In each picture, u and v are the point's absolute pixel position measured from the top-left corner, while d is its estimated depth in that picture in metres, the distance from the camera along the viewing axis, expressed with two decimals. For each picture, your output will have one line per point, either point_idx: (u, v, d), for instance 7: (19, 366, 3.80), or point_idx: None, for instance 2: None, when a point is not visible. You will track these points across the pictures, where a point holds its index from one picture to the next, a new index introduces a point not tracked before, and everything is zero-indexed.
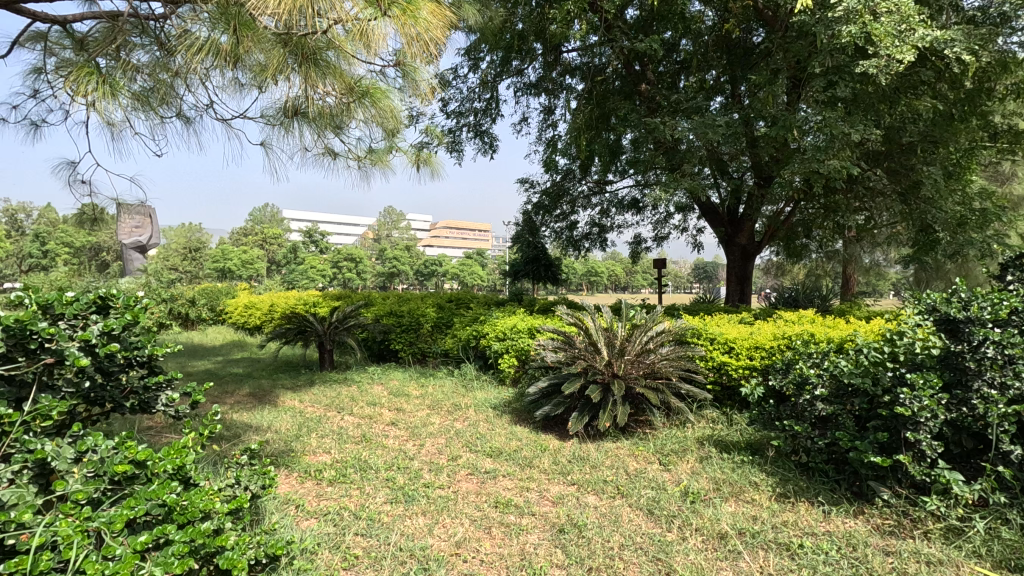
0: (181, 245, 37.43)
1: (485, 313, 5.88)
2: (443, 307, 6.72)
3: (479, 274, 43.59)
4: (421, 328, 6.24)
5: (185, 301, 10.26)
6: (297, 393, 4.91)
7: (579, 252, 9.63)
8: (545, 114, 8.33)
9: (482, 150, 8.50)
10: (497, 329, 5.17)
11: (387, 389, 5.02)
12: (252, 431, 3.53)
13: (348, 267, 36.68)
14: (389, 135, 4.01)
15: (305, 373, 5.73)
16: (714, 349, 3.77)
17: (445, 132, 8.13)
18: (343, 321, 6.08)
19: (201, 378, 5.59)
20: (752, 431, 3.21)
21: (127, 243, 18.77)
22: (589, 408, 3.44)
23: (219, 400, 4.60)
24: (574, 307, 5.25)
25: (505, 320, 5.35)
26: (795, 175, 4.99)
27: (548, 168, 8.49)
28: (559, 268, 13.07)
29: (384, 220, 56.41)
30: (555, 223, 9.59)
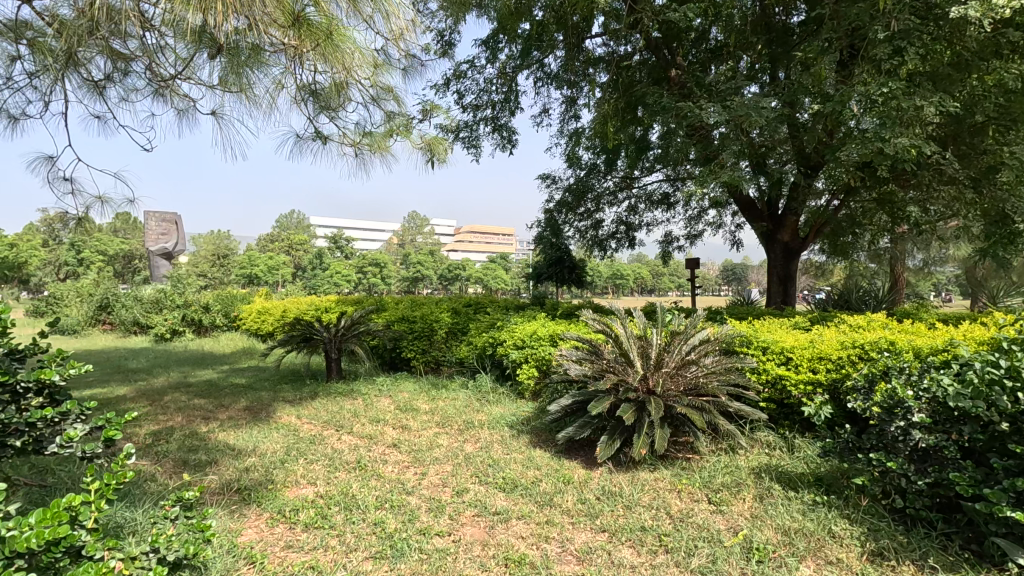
0: (209, 252, 37.96)
1: (503, 319, 5.40)
2: (458, 312, 6.26)
3: (503, 279, 43.15)
4: (434, 335, 5.79)
5: (198, 307, 10.03)
6: (296, 408, 4.48)
7: (605, 252, 9.07)
8: (566, 105, 7.84)
9: (501, 145, 8.04)
10: (517, 335, 4.68)
11: (395, 404, 4.55)
12: (233, 456, 3.08)
13: (371, 273, 36.68)
14: (389, 117, 3.60)
15: (309, 384, 5.32)
16: (768, 361, 3.17)
17: (461, 127, 7.71)
18: (350, 327, 5.65)
19: (200, 390, 5.23)
20: (823, 463, 2.63)
21: (154, 250, 18.88)
22: (621, 431, 2.91)
23: (211, 416, 4.20)
24: (601, 312, 4.72)
25: (525, 326, 4.86)
26: (854, 159, 4.37)
27: (570, 162, 7.97)
28: (583, 271, 12.54)
29: (408, 226, 56.52)
30: (579, 222, 9.06)
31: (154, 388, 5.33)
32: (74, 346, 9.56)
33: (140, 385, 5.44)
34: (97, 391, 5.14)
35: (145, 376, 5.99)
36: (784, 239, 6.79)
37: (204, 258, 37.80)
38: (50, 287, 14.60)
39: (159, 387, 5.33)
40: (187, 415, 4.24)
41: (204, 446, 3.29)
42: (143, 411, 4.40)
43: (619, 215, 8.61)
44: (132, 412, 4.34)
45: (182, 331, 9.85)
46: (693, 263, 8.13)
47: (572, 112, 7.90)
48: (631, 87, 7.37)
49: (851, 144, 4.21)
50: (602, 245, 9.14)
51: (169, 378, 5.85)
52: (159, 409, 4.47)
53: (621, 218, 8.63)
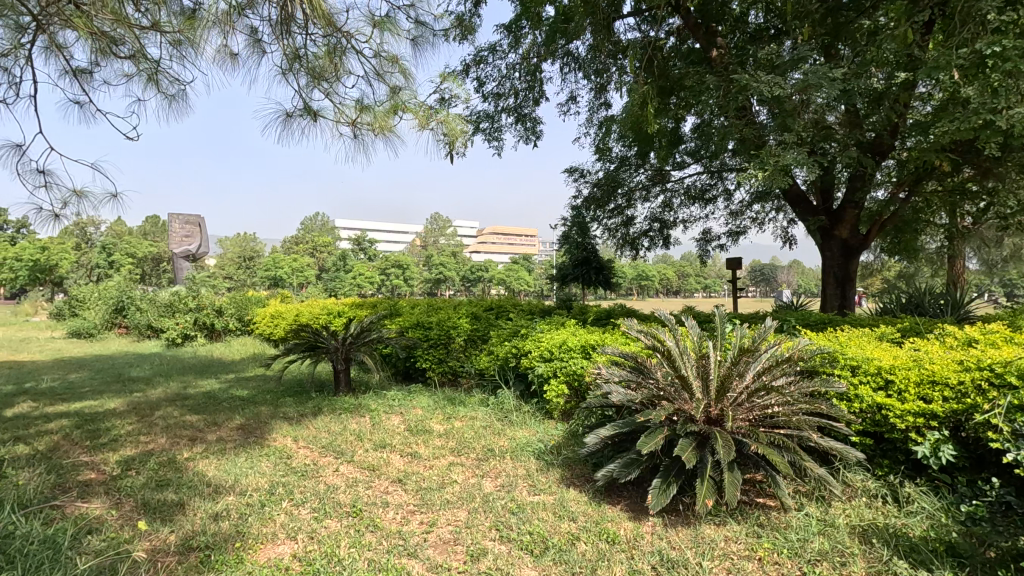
0: (235, 254, 38.28)
1: (528, 325, 4.83)
2: (478, 317, 5.72)
3: (526, 281, 42.53)
4: (452, 344, 5.25)
5: (211, 311, 9.69)
6: (296, 427, 3.97)
7: (636, 252, 8.42)
8: (595, 93, 7.26)
9: (524, 137, 7.48)
10: (545, 346, 4.12)
11: (406, 423, 4.02)
12: (206, 496, 2.57)
13: (395, 274, 36.51)
14: (394, 89, 3.08)
15: (314, 398, 4.82)
16: (861, 386, 2.52)
17: (481, 117, 7.20)
18: (360, 335, 5.13)
19: (196, 404, 4.77)
20: (958, 529, 1.98)
21: (177, 252, 18.84)
22: (677, 476, 2.31)
23: (200, 438, 3.72)
24: (640, 320, 4.12)
25: (555, 335, 4.29)
26: (948, 137, 3.65)
27: (599, 154, 7.36)
28: (611, 272, 11.90)
29: (430, 227, 56.43)
30: (609, 219, 8.42)
31: (150, 401, 4.90)
32: (85, 350, 9.30)
33: (135, 398, 5.01)
34: (86, 404, 4.72)
35: (143, 386, 5.58)
36: (842, 236, 6.03)
37: (230, 260, 38.14)
38: (73, 290, 14.57)
39: (154, 401, 4.90)
40: (173, 436, 3.76)
41: (176, 481, 2.78)
42: (127, 430, 3.94)
43: (652, 212, 7.95)
44: (115, 432, 3.88)
45: (194, 335, 9.51)
46: (734, 264, 7.45)
47: (601, 100, 7.30)
48: (667, 71, 6.70)
49: (945, 119, 3.50)
50: (633, 244, 8.50)
51: (168, 389, 5.42)
52: (146, 427, 4.01)
53: (654, 214, 7.97)
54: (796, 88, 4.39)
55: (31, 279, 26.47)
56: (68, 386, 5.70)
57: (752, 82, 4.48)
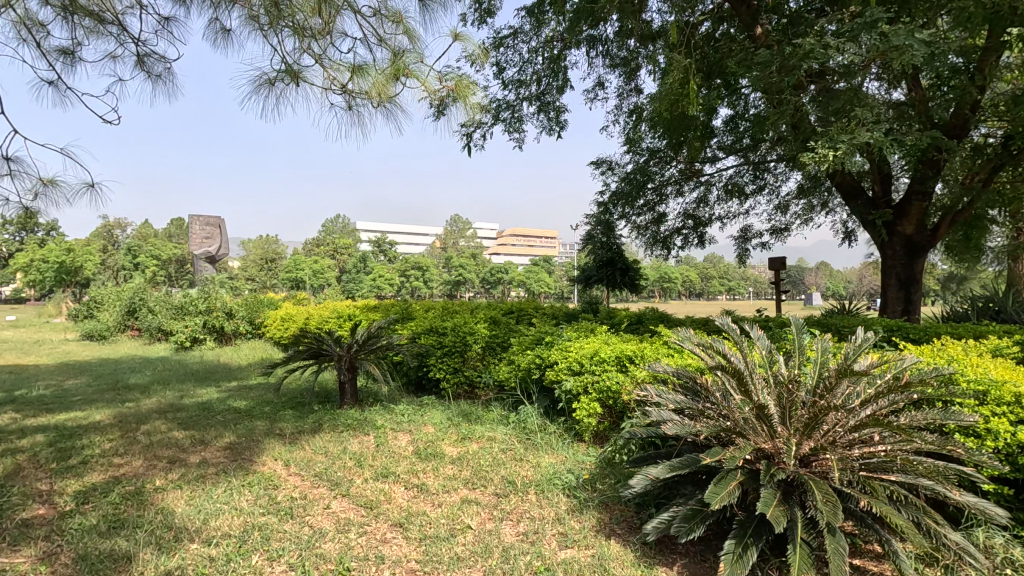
0: (257, 256, 38.47)
1: (555, 332, 4.30)
2: (497, 323, 5.22)
3: (547, 283, 41.91)
4: (468, 352, 4.75)
5: (222, 313, 9.35)
6: (291, 448, 3.50)
7: (668, 252, 7.76)
8: (625, 79, 6.71)
9: (547, 128, 6.97)
10: (577, 357, 3.58)
11: (414, 446, 3.51)
12: (162, 547, 2.09)
13: (414, 276, 36.19)
14: (396, 51, 2.61)
15: (316, 412, 4.36)
16: (999, 419, 1.91)
17: (501, 107, 6.72)
18: (367, 342, 4.65)
19: (188, 417, 4.35)
20: None
21: (199, 255, 18.72)
22: (757, 538, 1.75)
23: (180, 461, 3.26)
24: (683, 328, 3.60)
25: (588, 344, 3.76)
26: None
27: (630, 145, 6.79)
28: (638, 273, 11.32)
29: (450, 229, 56.26)
30: (637, 216, 7.82)
31: (140, 413, 4.49)
32: (95, 354, 9.04)
33: (125, 409, 4.62)
34: (69, 417, 4.33)
35: (138, 395, 5.19)
36: (907, 233, 5.37)
37: (252, 262, 38.34)
38: (91, 292, 14.50)
39: (144, 413, 4.49)
40: (152, 456, 3.32)
41: (133, 522, 2.30)
42: (104, 447, 3.52)
43: (685, 208, 7.30)
44: (90, 450, 3.45)
45: (203, 339, 9.18)
46: (777, 265, 6.79)
47: (632, 86, 6.75)
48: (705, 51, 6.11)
49: None
50: (663, 243, 7.84)
51: (162, 399, 5.02)
52: (125, 445, 3.58)
53: (687, 211, 7.31)
54: (866, 58, 3.78)
55: (58, 281, 26.81)
56: (60, 394, 5.34)
57: (813, 53, 3.88)
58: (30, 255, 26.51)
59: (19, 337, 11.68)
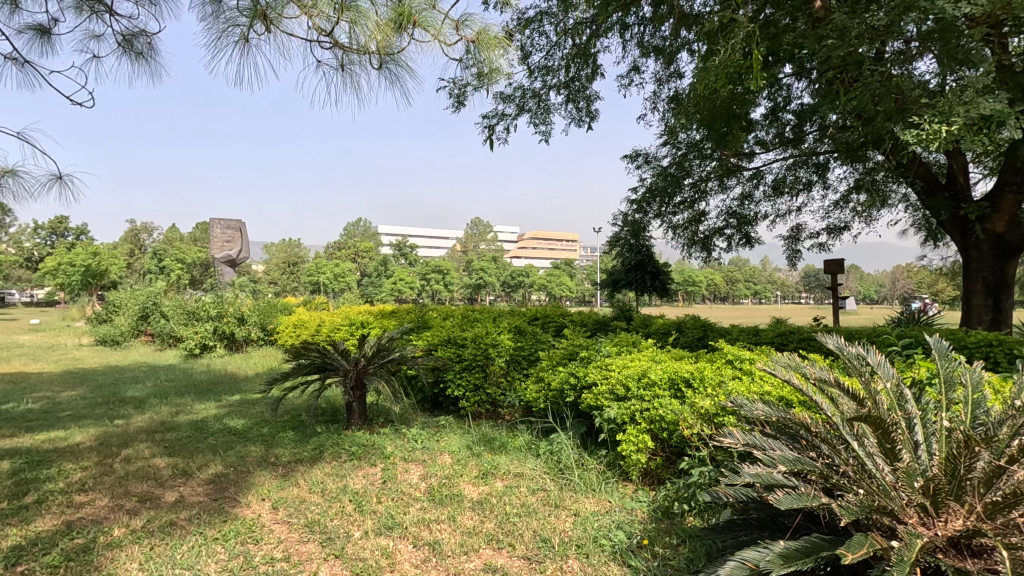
0: (279, 260, 38.55)
1: (592, 345, 3.75)
2: (523, 334, 4.67)
3: (569, 287, 41.19)
4: (491, 366, 4.22)
5: (233, 319, 8.96)
6: (284, 483, 2.98)
7: (708, 254, 6.99)
8: (664, 64, 6.12)
9: (576, 120, 6.43)
10: (623, 377, 3.02)
11: (426, 484, 2.96)
12: None
13: (434, 280, 35.77)
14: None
15: (318, 435, 3.85)
16: None
17: (528, 96, 6.19)
18: (377, 356, 4.13)
19: (176, 440, 3.88)
20: None
21: (219, 259, 18.52)
22: None
23: (152, 500, 2.76)
24: (748, 346, 3.03)
25: (633, 363, 3.19)
26: None
27: (668, 136, 6.18)
28: (669, 277, 10.65)
29: (471, 233, 55.97)
30: (673, 216, 7.17)
31: (125, 433, 4.04)
32: (104, 361, 8.72)
33: (111, 428, 4.17)
34: (48, 437, 3.89)
35: (130, 411, 4.76)
36: (995, 231, 4.60)
37: (274, 266, 38.43)
38: (110, 296, 14.35)
39: (130, 433, 4.03)
40: (122, 493, 2.84)
41: None
42: (72, 479, 3.05)
43: (728, 204, 6.57)
44: (54, 482, 2.98)
45: (213, 346, 8.80)
46: (834, 267, 6.07)
47: (673, 70, 6.14)
48: None
49: None
50: (702, 244, 7.04)
51: (154, 416, 4.57)
52: (97, 476, 3.11)
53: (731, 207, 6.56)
54: (974, 17, 3.12)
55: (84, 285, 27.06)
56: (49, 408, 4.93)
57: (907, 11, 3.23)
58: (57, 259, 26.85)
59: (35, 342, 11.50)
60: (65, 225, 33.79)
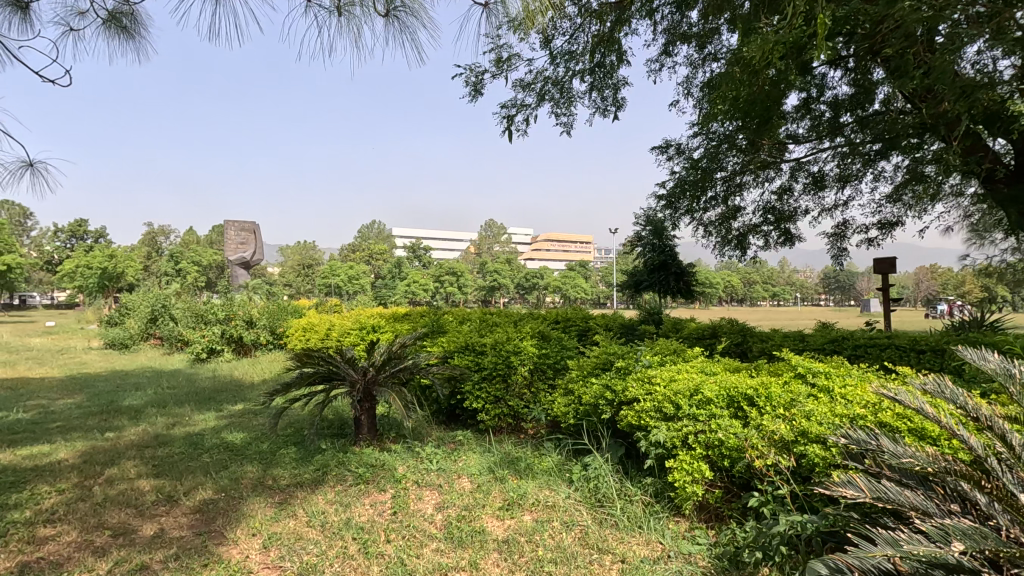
0: (293, 262, 38.50)
1: (630, 353, 3.33)
2: (547, 339, 4.25)
3: (584, 289, 40.62)
4: (513, 376, 3.82)
5: (241, 323, 8.66)
6: (279, 514, 2.60)
7: (743, 253, 6.47)
8: (697, 47, 5.66)
9: (602, 110, 6.02)
10: (672, 392, 2.60)
11: (442, 516, 2.55)
12: None
13: (449, 282, 35.29)
14: None
15: (322, 453, 3.48)
16: None
17: (550, 85, 5.78)
18: (388, 364, 3.74)
19: (167, 457, 3.52)
20: None
21: (234, 261, 18.32)
22: None
23: (127, 535, 2.39)
24: (815, 358, 2.60)
25: (682, 375, 2.76)
26: None
27: (700, 125, 5.70)
28: (694, 278, 10.14)
29: (486, 235, 55.71)
30: (703, 212, 6.68)
31: (114, 449, 3.69)
32: (110, 365, 8.47)
33: (100, 443, 3.83)
34: (29, 454, 3.55)
35: (124, 422, 4.43)
36: None
37: (289, 268, 38.42)
38: (123, 298, 14.22)
39: (119, 449, 3.69)
40: (94, 525, 2.47)
41: None
42: (43, 506, 2.69)
43: (766, 199, 6.07)
44: (20, 510, 2.62)
45: (220, 350, 8.51)
46: (884, 267, 5.56)
47: (706, 55, 5.67)
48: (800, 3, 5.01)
49: None
50: (737, 242, 6.53)
51: (148, 429, 4.23)
52: (71, 503, 2.75)
53: (769, 202, 6.07)
54: None
55: (101, 288, 27.19)
56: (40, 418, 4.63)
57: None
58: (76, 261, 27.11)
59: (46, 346, 11.35)
60: (85, 229, 34.26)
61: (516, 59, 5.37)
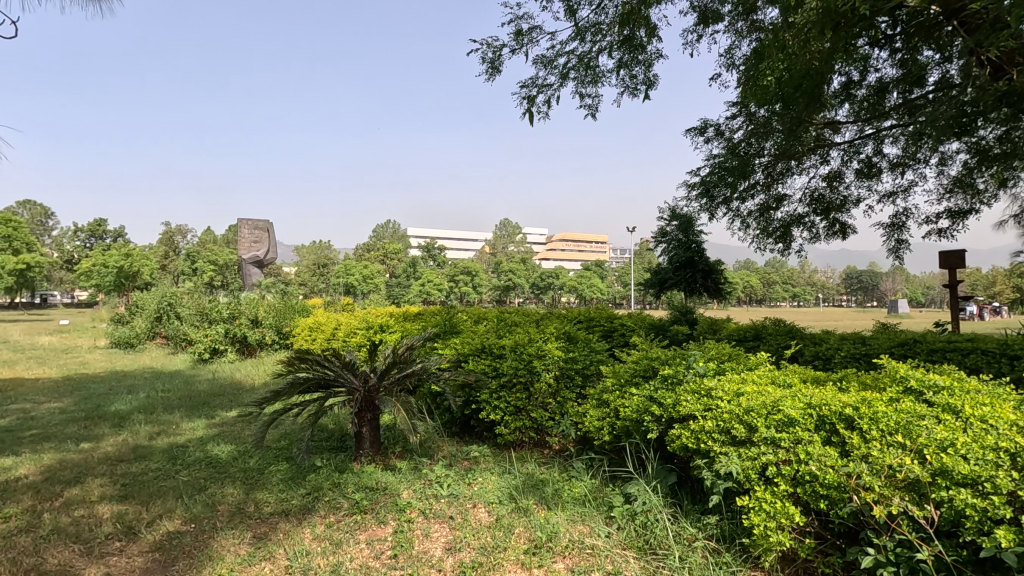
0: (308, 262, 38.41)
1: (679, 357, 2.81)
2: (574, 342, 3.74)
3: (600, 289, 39.92)
4: (536, 384, 3.32)
5: (246, 321, 8.27)
6: (253, 556, 2.12)
7: (786, 247, 5.87)
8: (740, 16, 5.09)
9: (630, 92, 5.50)
10: (743, 408, 2.09)
11: (452, 562, 2.06)
12: None
13: (463, 281, 34.73)
14: None
15: (317, 472, 3.00)
16: None
17: (574, 63, 5.27)
18: (393, 370, 3.26)
19: (140, 474, 3.07)
20: None
21: (247, 259, 18.04)
22: None
23: None
24: (924, 369, 2.06)
25: (750, 388, 2.24)
26: None
27: (742, 103, 5.12)
28: (723, 276, 9.48)
29: (500, 234, 55.27)
30: (741, 202, 6.09)
31: (82, 464, 3.26)
32: (111, 365, 8.13)
33: (69, 456, 3.40)
34: None
35: (104, 431, 4.00)
36: None
37: (303, 267, 38.35)
38: (133, 297, 13.97)
39: (89, 464, 3.25)
40: (26, 569, 2.02)
41: None
42: None
43: (813, 186, 5.48)
44: None
45: (224, 350, 8.12)
46: (951, 261, 4.94)
47: (750, 24, 5.09)
48: None
49: None
50: (779, 234, 5.93)
51: (128, 439, 3.78)
52: (11, 536, 2.30)
53: (817, 189, 5.47)
54: None
55: (117, 287, 27.23)
56: (17, 424, 4.23)
57: None
58: (94, 261, 27.24)
59: (52, 344, 11.11)
60: (104, 229, 34.53)
61: (538, 32, 4.87)
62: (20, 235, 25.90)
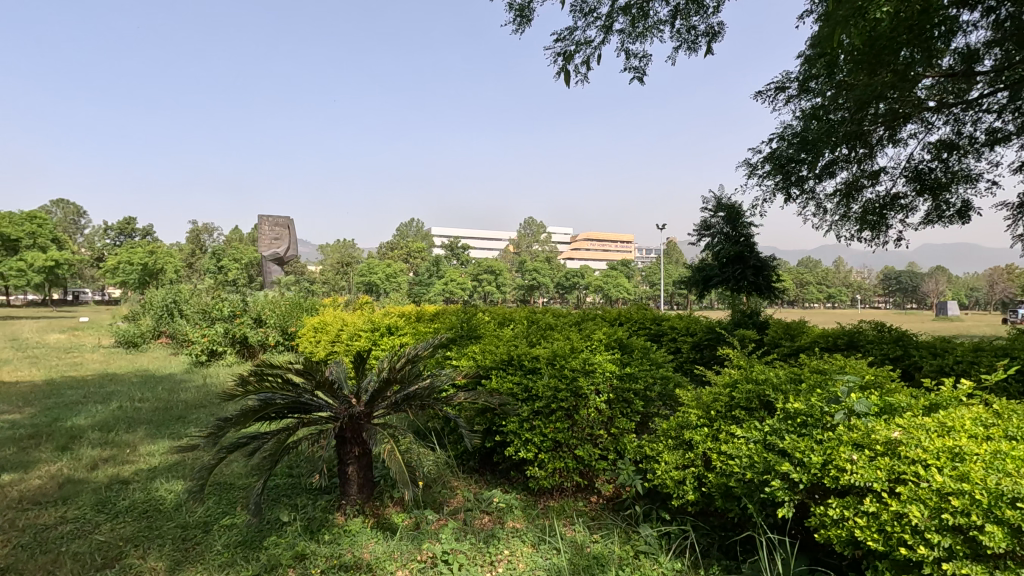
0: (331, 261, 38.15)
1: (806, 384, 1.86)
2: (630, 353, 2.82)
3: (627, 289, 38.69)
4: (582, 409, 2.41)
5: (247, 321, 7.55)
6: None
7: (879, 235, 4.83)
8: None
9: (685, 48, 4.58)
10: (994, 493, 1.13)
11: None
12: None
13: (486, 280, 33.94)
14: None
15: (281, 533, 2.16)
16: None
17: (620, 10, 4.36)
18: (389, 390, 2.39)
19: (49, 528, 2.27)
20: None
21: (265, 255, 17.51)
22: None
23: None
24: None
25: (979, 447, 1.28)
26: None
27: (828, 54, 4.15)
28: (777, 274, 8.33)
29: (524, 233, 54.40)
30: (820, 181, 5.07)
31: None
32: (104, 367, 7.49)
33: None
34: None
35: (40, 456, 3.22)
36: None
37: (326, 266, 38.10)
38: (145, 295, 13.51)
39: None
40: None
41: None
42: None
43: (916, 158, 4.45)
44: None
45: (224, 352, 7.41)
46: None
47: None
48: None
49: None
50: (870, 219, 4.89)
51: (62, 470, 2.99)
52: None
53: (922, 162, 4.43)
54: None
55: (141, 285, 27.18)
56: None
57: None
58: (118, 258, 27.26)
59: (58, 343, 10.64)
60: (131, 227, 34.79)
61: None
62: (48, 233, 26.04)
